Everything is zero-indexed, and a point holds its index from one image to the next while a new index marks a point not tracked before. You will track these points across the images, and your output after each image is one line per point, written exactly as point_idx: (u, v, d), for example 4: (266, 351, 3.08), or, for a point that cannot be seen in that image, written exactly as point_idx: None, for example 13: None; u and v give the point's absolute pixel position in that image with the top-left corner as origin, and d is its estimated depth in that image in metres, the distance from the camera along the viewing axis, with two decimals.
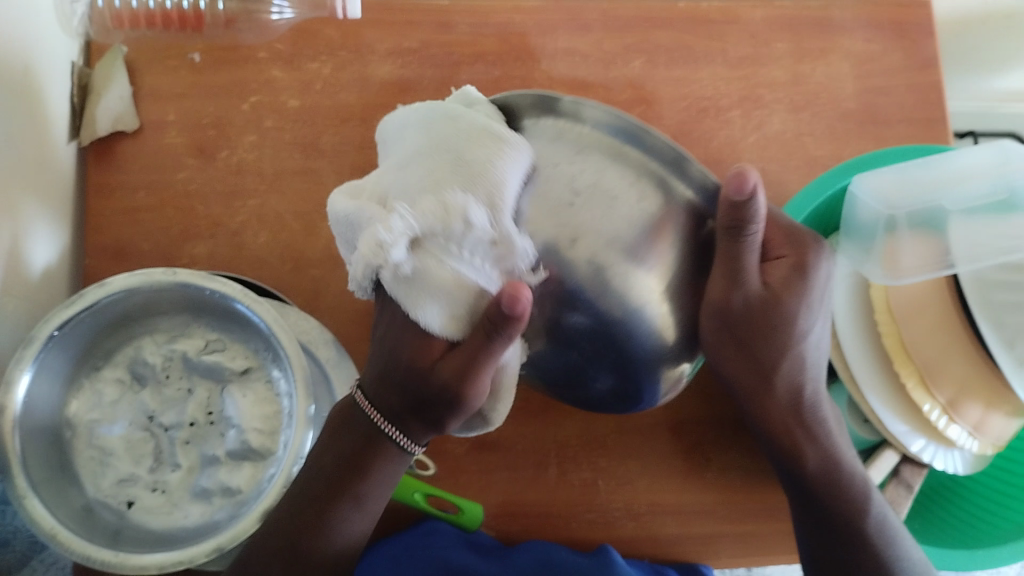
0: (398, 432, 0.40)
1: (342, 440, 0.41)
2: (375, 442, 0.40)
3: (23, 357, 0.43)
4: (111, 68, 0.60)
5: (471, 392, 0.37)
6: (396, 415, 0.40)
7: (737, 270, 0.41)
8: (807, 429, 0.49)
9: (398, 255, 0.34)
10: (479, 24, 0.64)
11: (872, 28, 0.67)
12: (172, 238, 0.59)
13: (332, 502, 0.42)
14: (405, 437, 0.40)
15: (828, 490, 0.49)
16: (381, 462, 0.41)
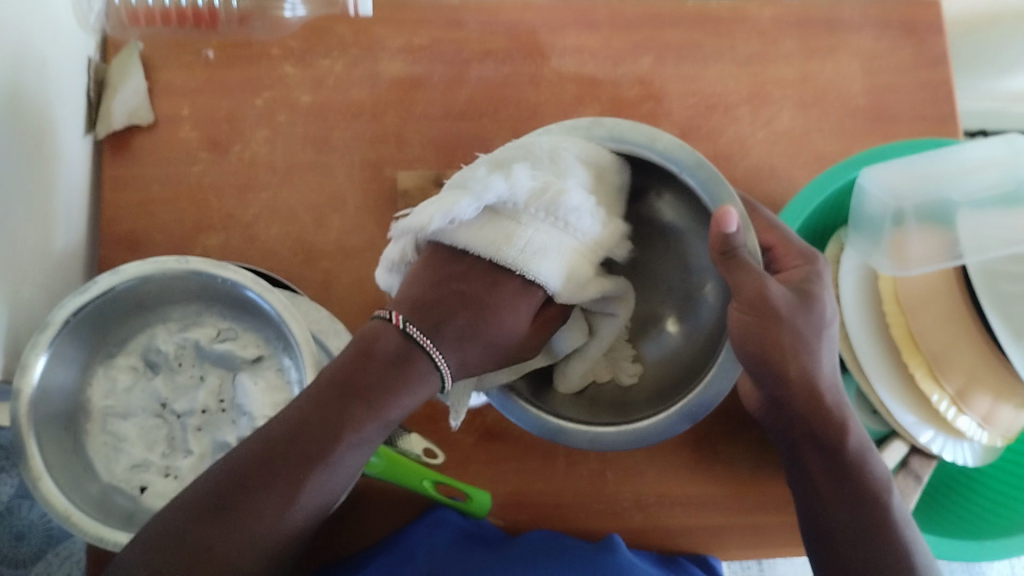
0: (437, 351, 0.41)
1: (370, 362, 0.40)
2: (409, 359, 0.40)
3: (38, 341, 0.44)
4: (127, 64, 0.61)
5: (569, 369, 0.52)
6: (436, 326, 0.42)
7: (767, 345, 0.42)
8: (824, 415, 0.44)
9: (474, 206, 0.42)
10: (489, 21, 0.64)
11: (881, 27, 0.67)
12: (186, 230, 0.60)
13: (357, 412, 0.39)
14: (440, 353, 0.41)
15: (840, 467, 0.46)
16: (412, 372, 0.40)
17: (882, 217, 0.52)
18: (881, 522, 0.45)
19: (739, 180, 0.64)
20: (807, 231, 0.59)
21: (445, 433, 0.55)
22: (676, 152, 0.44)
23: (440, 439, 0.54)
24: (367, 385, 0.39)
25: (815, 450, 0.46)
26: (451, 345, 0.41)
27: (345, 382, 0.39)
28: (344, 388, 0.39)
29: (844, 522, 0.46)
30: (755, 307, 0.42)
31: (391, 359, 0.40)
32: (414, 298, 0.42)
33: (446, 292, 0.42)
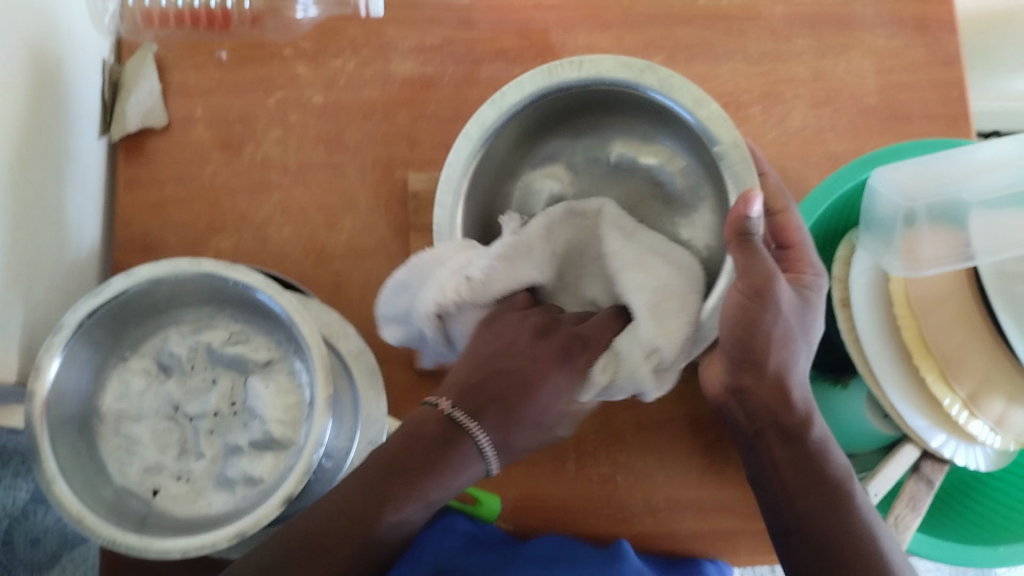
0: (485, 440, 0.39)
1: (422, 440, 0.38)
2: (454, 447, 0.38)
3: (52, 345, 0.44)
4: (140, 66, 0.62)
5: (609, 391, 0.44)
6: (476, 406, 0.39)
7: (755, 327, 0.42)
8: (789, 405, 0.45)
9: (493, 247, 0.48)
10: (500, 21, 0.64)
11: (896, 25, 0.66)
12: (199, 231, 0.60)
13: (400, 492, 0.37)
14: (486, 441, 0.39)
15: (800, 456, 0.46)
16: (453, 459, 0.38)
17: (894, 219, 0.52)
18: (846, 518, 0.44)
19: None
20: (819, 231, 0.59)
21: None
22: (719, 126, 0.48)
23: None
24: (416, 464, 0.38)
25: (780, 441, 0.46)
26: (489, 416, 0.39)
27: (389, 462, 0.38)
28: (392, 470, 0.38)
29: (808, 512, 0.45)
30: (759, 293, 0.41)
31: (444, 439, 0.38)
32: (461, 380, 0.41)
33: (484, 368, 0.41)
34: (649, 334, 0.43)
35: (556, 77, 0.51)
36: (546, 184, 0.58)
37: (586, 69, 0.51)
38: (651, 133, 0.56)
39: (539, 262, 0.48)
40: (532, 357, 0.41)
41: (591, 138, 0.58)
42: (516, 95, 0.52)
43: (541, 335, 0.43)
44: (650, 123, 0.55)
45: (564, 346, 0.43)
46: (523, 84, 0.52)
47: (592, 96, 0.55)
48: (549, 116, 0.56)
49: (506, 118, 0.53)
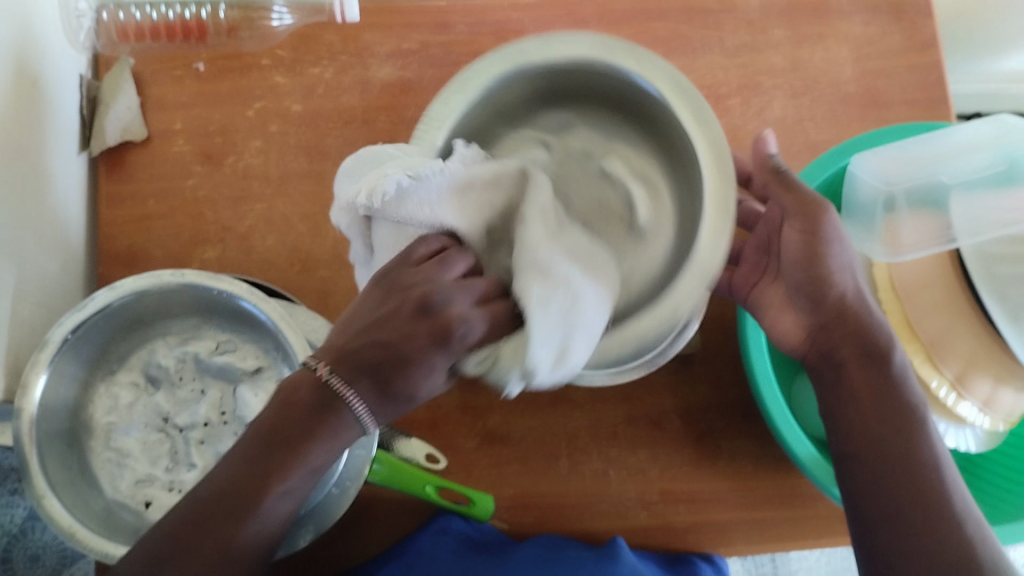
0: (360, 407, 0.37)
1: (296, 412, 0.38)
2: (330, 409, 0.37)
3: (38, 360, 0.44)
4: (118, 80, 0.61)
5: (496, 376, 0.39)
6: (354, 372, 0.37)
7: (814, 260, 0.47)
8: (863, 324, 0.46)
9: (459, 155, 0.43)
10: (477, 23, 0.64)
11: (870, 12, 0.67)
12: (183, 243, 0.60)
13: (275, 461, 0.37)
14: (365, 411, 0.38)
15: (877, 376, 0.45)
16: (327, 426, 0.37)
17: (874, 205, 0.52)
18: (913, 440, 0.42)
19: None
20: None
21: (447, 437, 0.55)
22: (720, 164, 0.42)
23: (441, 444, 0.55)
24: (295, 434, 0.37)
25: (863, 365, 0.45)
26: (365, 386, 0.37)
27: (270, 433, 0.38)
28: (268, 443, 0.37)
29: (875, 436, 0.43)
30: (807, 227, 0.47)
31: (322, 406, 0.37)
32: (335, 339, 0.39)
33: (366, 339, 0.38)
34: (541, 361, 0.38)
35: (586, 54, 0.45)
36: (531, 150, 0.52)
37: (650, 67, 0.44)
38: (658, 165, 0.51)
39: (471, 209, 0.41)
40: (408, 337, 0.37)
41: (599, 145, 0.53)
42: (570, 48, 0.45)
43: (423, 312, 0.37)
44: (666, 162, 0.51)
45: (445, 330, 0.37)
46: (579, 39, 0.45)
47: (624, 95, 0.49)
48: (576, 87, 0.50)
49: (539, 69, 0.47)
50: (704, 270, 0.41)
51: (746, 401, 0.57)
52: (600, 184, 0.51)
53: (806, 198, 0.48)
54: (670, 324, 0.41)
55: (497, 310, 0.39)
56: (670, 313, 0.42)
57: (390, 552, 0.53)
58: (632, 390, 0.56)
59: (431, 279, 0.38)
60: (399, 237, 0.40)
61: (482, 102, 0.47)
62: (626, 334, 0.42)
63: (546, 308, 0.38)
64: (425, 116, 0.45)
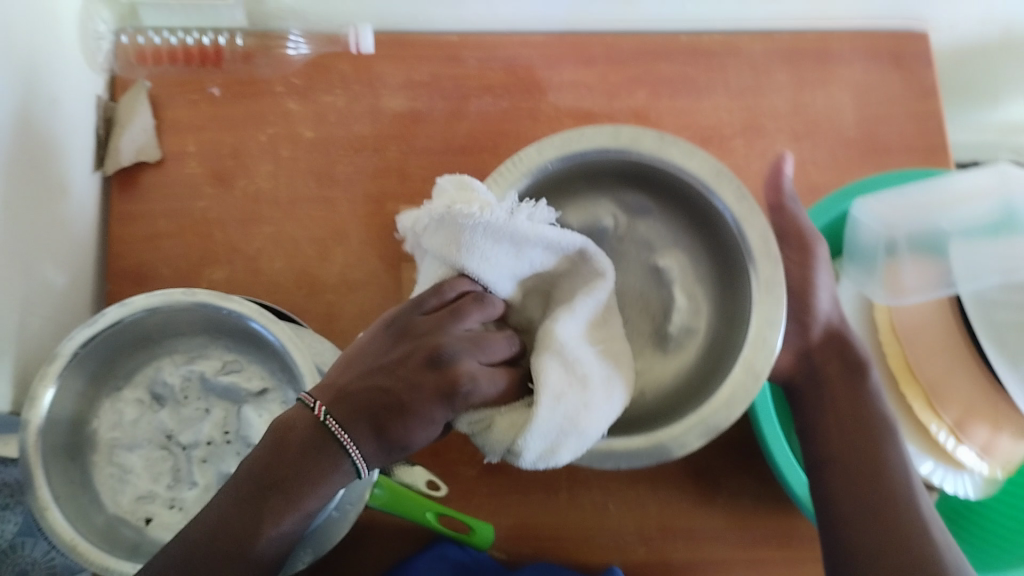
0: (353, 446, 0.41)
1: (288, 451, 0.41)
2: (321, 449, 0.41)
3: (46, 373, 0.44)
4: (134, 102, 0.63)
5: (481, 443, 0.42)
6: (353, 415, 0.41)
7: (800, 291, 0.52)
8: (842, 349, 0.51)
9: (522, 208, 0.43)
10: (488, 58, 0.66)
11: (871, 60, 0.68)
12: (192, 263, 0.61)
13: (268, 496, 0.40)
14: (357, 451, 0.41)
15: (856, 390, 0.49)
16: (318, 466, 0.40)
17: (875, 249, 0.54)
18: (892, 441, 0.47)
19: None
20: None
21: (449, 465, 0.55)
22: (772, 294, 0.44)
23: (443, 471, 0.55)
24: (288, 471, 0.40)
25: (845, 379, 0.50)
26: (364, 432, 0.40)
27: (264, 475, 0.40)
28: (264, 481, 0.40)
29: (854, 440, 0.48)
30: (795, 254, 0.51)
31: (317, 447, 0.41)
32: (347, 378, 0.42)
33: (371, 383, 0.41)
34: (533, 446, 0.40)
35: (670, 158, 0.46)
36: (602, 219, 0.52)
37: (737, 201, 0.45)
38: (711, 280, 0.51)
39: (516, 266, 0.44)
40: (415, 387, 0.41)
41: (666, 240, 0.52)
42: (681, 157, 0.46)
43: (434, 364, 0.41)
44: (719, 282, 0.50)
45: (453, 386, 0.40)
46: (695, 154, 0.46)
47: (701, 207, 0.49)
48: (663, 182, 0.50)
49: (646, 161, 0.47)
50: (713, 422, 0.42)
51: (745, 437, 0.57)
52: (648, 280, 0.51)
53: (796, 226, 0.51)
54: (649, 457, 0.43)
55: (507, 381, 0.42)
56: (662, 440, 0.43)
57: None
58: None
59: (446, 333, 0.41)
60: (436, 272, 0.44)
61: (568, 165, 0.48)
62: (612, 448, 0.43)
63: (556, 401, 0.40)
64: (521, 154, 0.46)
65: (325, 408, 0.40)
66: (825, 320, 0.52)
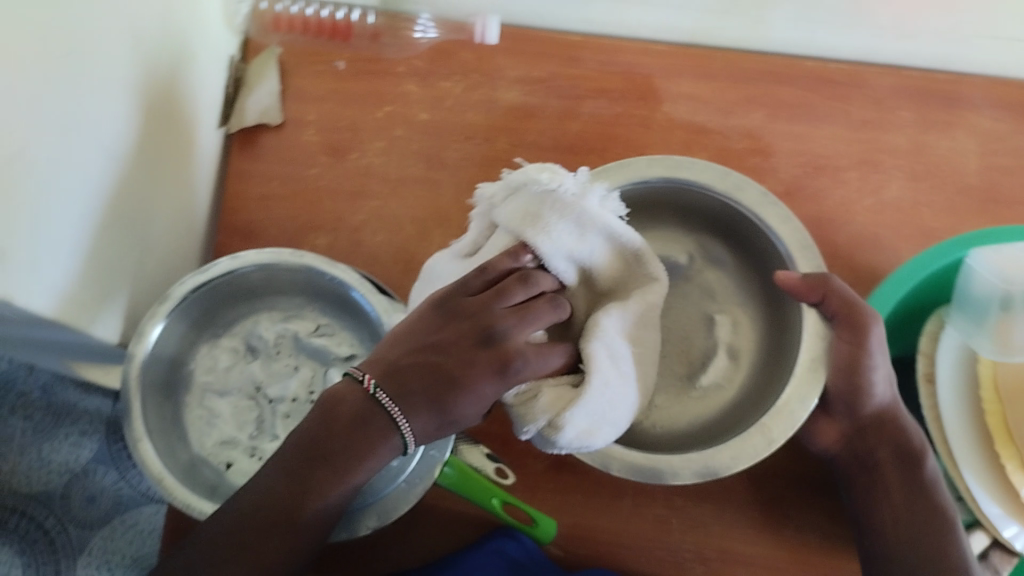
0: (401, 417, 0.43)
1: (335, 429, 0.44)
2: (367, 421, 0.44)
3: (156, 311, 0.47)
4: (263, 67, 0.66)
5: (520, 420, 0.42)
6: (403, 392, 0.43)
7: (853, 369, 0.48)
8: (896, 433, 0.51)
9: (592, 195, 0.46)
10: (607, 62, 0.66)
11: (1003, 107, 0.66)
12: (298, 227, 0.63)
13: (313, 470, 0.43)
14: (406, 422, 0.43)
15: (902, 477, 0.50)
16: (367, 439, 0.43)
17: None
18: (938, 532, 0.48)
19: (839, 245, 0.63)
20: (906, 305, 0.57)
21: (517, 456, 0.56)
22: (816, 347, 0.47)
23: (511, 461, 0.56)
24: (336, 449, 0.43)
25: (897, 467, 0.51)
26: (416, 408, 0.43)
27: (311, 449, 0.44)
28: (312, 453, 0.44)
29: (900, 533, 0.49)
30: (851, 327, 0.47)
31: (362, 420, 0.44)
32: (393, 358, 0.44)
33: (421, 359, 0.44)
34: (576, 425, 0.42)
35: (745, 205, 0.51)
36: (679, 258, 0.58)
37: (809, 261, 0.49)
38: (758, 346, 0.55)
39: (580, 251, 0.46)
40: (467, 363, 0.43)
41: (727, 297, 0.57)
42: (775, 216, 0.50)
43: (486, 342, 0.43)
44: (761, 355, 0.54)
45: (505, 360, 0.42)
46: (789, 219, 0.50)
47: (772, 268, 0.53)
48: (744, 238, 0.54)
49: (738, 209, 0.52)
50: (712, 466, 0.44)
51: (822, 475, 0.56)
52: (698, 325, 0.56)
53: (849, 300, 0.47)
54: (647, 473, 0.45)
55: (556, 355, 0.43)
56: (660, 465, 0.45)
57: (440, 562, 0.54)
58: None
59: (491, 312, 0.43)
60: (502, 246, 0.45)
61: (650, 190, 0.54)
62: (636, 464, 0.45)
63: (604, 384, 0.43)
64: (607, 171, 0.51)
65: (374, 382, 0.43)
66: (881, 402, 0.50)
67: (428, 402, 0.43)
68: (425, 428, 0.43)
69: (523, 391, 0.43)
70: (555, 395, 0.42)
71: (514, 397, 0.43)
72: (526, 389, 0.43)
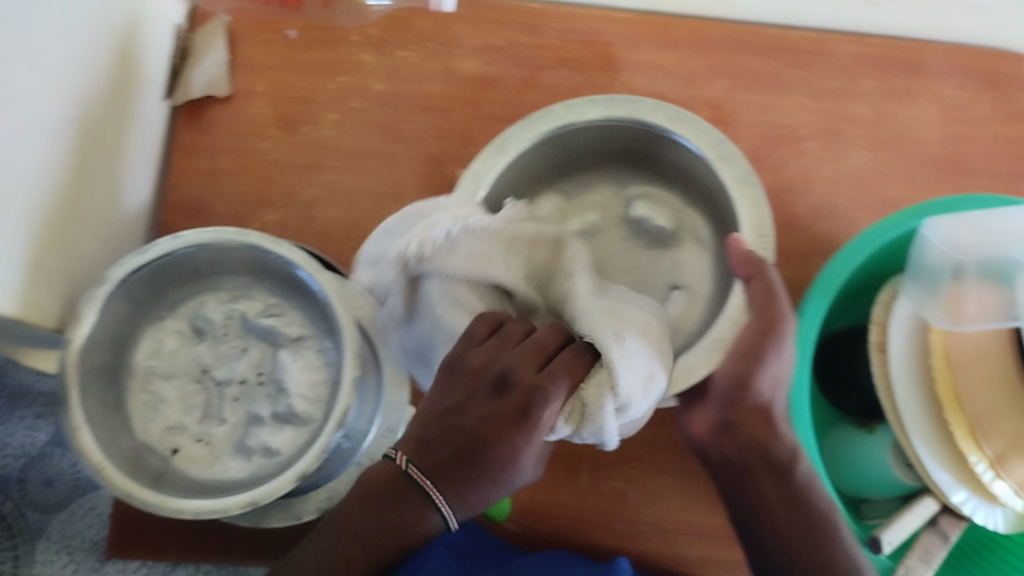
0: (439, 496, 0.40)
1: (369, 504, 0.42)
2: (404, 499, 0.41)
3: (93, 297, 0.45)
4: (211, 36, 0.63)
5: (580, 426, 0.40)
6: (436, 465, 0.41)
7: (750, 356, 0.43)
8: (773, 433, 0.46)
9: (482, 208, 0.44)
10: (566, 30, 0.65)
11: (964, 75, 0.65)
12: (248, 203, 0.61)
13: (354, 544, 0.42)
14: (443, 498, 0.40)
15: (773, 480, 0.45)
16: (406, 511, 0.41)
17: (942, 269, 0.50)
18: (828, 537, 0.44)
19: (798, 215, 0.62)
20: (861, 274, 0.57)
21: None
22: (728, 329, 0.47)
23: None
24: (374, 527, 0.42)
25: (770, 475, 0.45)
26: (454, 482, 0.40)
27: (347, 529, 0.42)
28: (352, 532, 0.42)
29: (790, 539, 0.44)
30: (765, 314, 0.44)
31: (393, 498, 0.41)
32: (417, 440, 0.42)
33: (446, 432, 0.41)
34: (631, 389, 0.39)
35: (726, 171, 0.51)
36: (662, 222, 0.59)
37: (765, 241, 0.48)
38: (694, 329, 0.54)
39: (509, 258, 0.43)
40: (488, 419, 0.40)
41: (695, 278, 0.58)
42: (749, 199, 0.49)
43: (501, 391, 0.40)
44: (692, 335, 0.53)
45: (525, 402, 0.39)
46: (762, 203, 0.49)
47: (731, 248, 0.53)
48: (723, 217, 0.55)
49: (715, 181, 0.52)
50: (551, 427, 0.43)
51: None
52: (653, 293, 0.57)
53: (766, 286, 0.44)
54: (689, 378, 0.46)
55: (571, 360, 0.40)
56: None
57: None
58: (664, 416, 0.56)
59: (498, 363, 0.40)
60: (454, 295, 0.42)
61: (653, 133, 0.55)
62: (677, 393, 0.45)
63: (631, 346, 0.40)
64: (599, 99, 0.54)
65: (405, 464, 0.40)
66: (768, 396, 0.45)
67: (470, 469, 0.40)
68: (488, 488, 0.40)
69: (574, 407, 0.40)
70: (595, 385, 0.40)
71: (570, 417, 0.40)
72: (575, 410, 0.40)
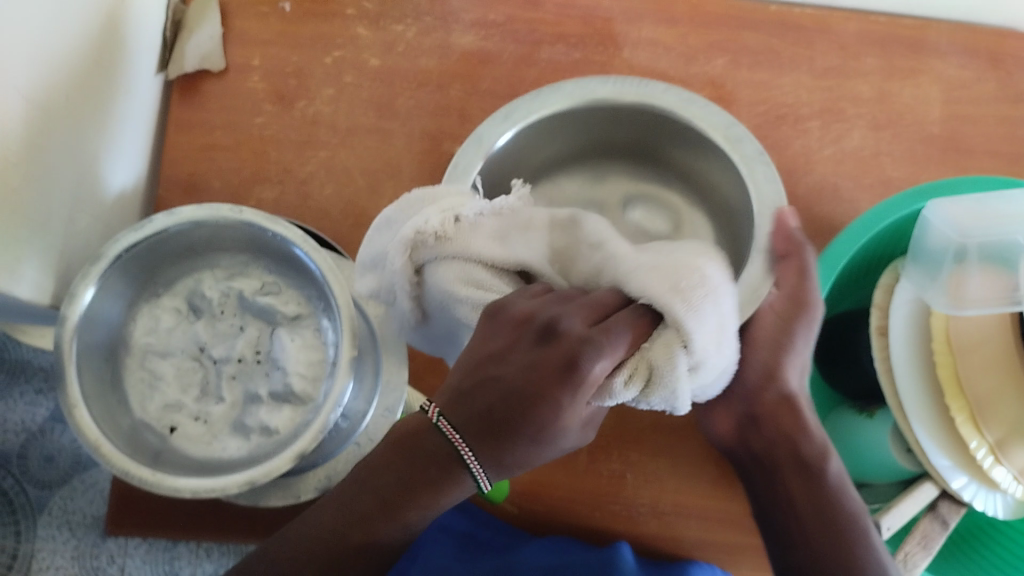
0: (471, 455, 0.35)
1: (396, 459, 0.38)
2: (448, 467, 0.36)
3: (89, 273, 0.45)
4: (205, 9, 0.63)
5: (651, 390, 0.34)
6: (470, 421, 0.35)
7: (781, 345, 0.46)
8: (796, 422, 0.46)
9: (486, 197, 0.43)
10: (566, 5, 0.64)
11: (967, 54, 0.65)
12: (242, 180, 0.60)
13: (376, 506, 0.38)
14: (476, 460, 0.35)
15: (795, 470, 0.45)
16: (436, 468, 0.37)
17: (943, 254, 0.50)
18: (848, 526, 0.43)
19: (799, 196, 0.62)
20: (862, 258, 0.57)
21: None
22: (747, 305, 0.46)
23: None
24: (399, 484, 0.37)
25: (795, 469, 0.45)
26: (490, 442, 0.35)
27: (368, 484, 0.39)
28: (376, 486, 0.38)
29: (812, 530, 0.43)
30: (792, 302, 0.45)
31: (414, 452, 0.38)
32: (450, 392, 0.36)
33: (483, 385, 0.35)
34: (702, 345, 0.34)
35: (736, 156, 0.51)
36: (659, 228, 0.61)
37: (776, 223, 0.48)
38: None
39: (526, 240, 0.41)
40: (529, 370, 0.34)
41: None
42: (763, 182, 0.49)
43: (548, 341, 0.34)
44: None
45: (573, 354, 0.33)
46: (775, 186, 0.49)
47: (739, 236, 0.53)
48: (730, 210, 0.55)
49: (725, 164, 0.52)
50: None
51: None
52: None
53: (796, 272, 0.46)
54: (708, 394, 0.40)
55: (625, 318, 0.34)
56: None
57: None
58: None
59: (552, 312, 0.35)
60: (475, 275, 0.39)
61: (663, 119, 0.54)
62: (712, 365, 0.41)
63: (693, 301, 0.34)
64: (611, 78, 0.54)
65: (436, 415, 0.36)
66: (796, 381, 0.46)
67: (504, 428, 0.34)
68: (522, 450, 0.34)
69: (629, 364, 0.34)
70: (659, 346, 0.34)
71: (633, 371, 0.34)
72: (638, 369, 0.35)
